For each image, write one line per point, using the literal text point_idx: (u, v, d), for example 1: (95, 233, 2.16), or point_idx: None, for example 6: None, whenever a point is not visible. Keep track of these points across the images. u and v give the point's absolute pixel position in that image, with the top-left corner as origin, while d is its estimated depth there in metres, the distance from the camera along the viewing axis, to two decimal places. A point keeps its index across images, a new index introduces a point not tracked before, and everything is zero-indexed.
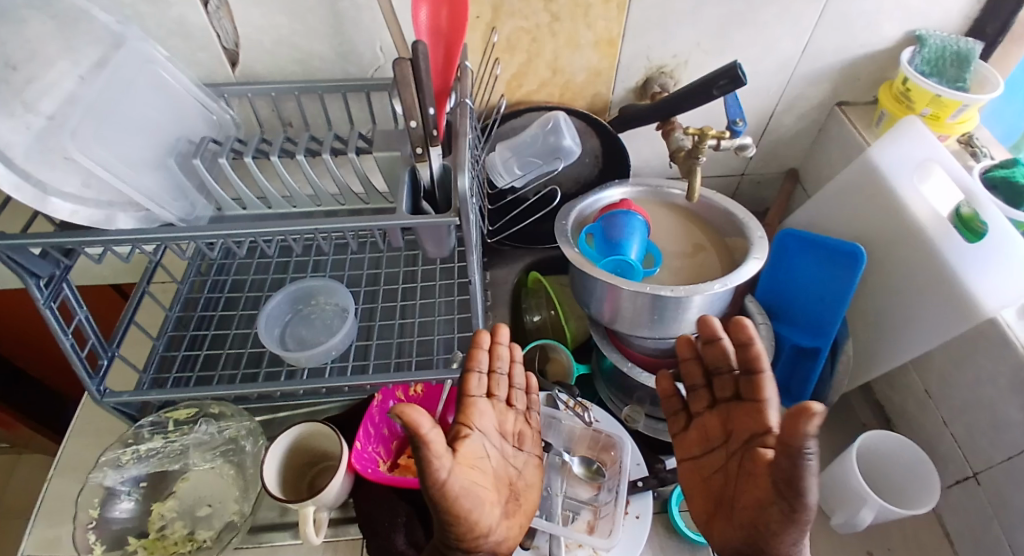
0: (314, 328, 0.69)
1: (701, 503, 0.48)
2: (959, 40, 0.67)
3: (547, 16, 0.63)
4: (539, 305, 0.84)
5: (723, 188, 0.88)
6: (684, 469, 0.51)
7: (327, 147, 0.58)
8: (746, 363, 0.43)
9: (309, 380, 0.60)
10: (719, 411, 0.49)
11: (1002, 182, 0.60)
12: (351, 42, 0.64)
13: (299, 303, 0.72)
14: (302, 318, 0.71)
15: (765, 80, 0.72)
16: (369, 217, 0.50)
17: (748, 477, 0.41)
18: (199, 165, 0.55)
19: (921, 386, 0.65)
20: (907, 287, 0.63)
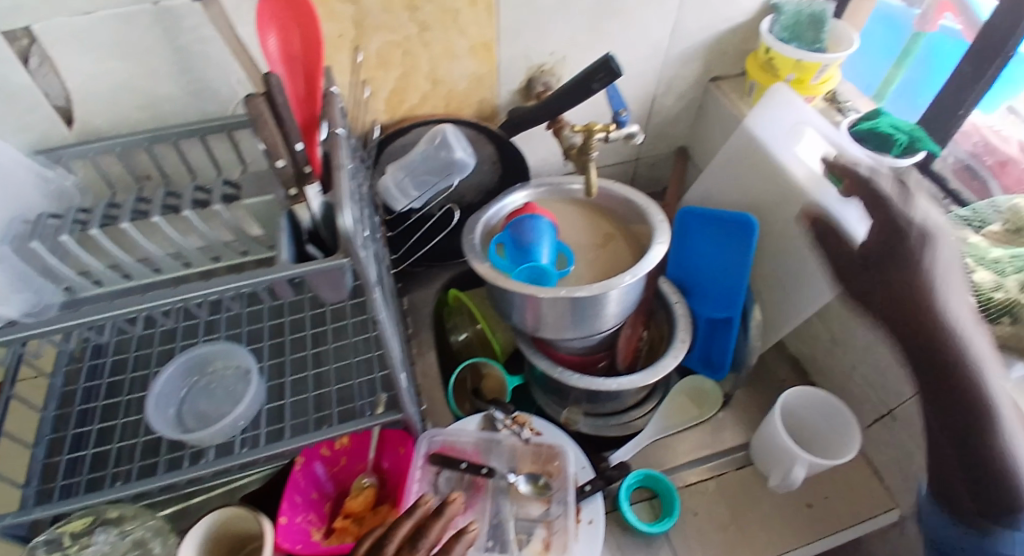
0: (214, 399, 0.63)
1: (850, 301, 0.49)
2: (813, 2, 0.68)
3: (415, 27, 0.60)
4: (463, 323, 0.81)
5: (621, 174, 0.91)
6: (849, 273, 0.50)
7: (186, 201, 0.51)
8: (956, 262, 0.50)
9: (218, 463, 0.55)
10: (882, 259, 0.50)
11: (869, 133, 0.64)
12: (203, 79, 0.58)
13: (194, 372, 0.66)
14: (201, 389, 0.64)
15: (643, 65, 0.73)
16: (248, 272, 0.44)
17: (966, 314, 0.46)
18: (38, 249, 0.47)
19: (827, 335, 0.69)
20: (796, 245, 0.66)
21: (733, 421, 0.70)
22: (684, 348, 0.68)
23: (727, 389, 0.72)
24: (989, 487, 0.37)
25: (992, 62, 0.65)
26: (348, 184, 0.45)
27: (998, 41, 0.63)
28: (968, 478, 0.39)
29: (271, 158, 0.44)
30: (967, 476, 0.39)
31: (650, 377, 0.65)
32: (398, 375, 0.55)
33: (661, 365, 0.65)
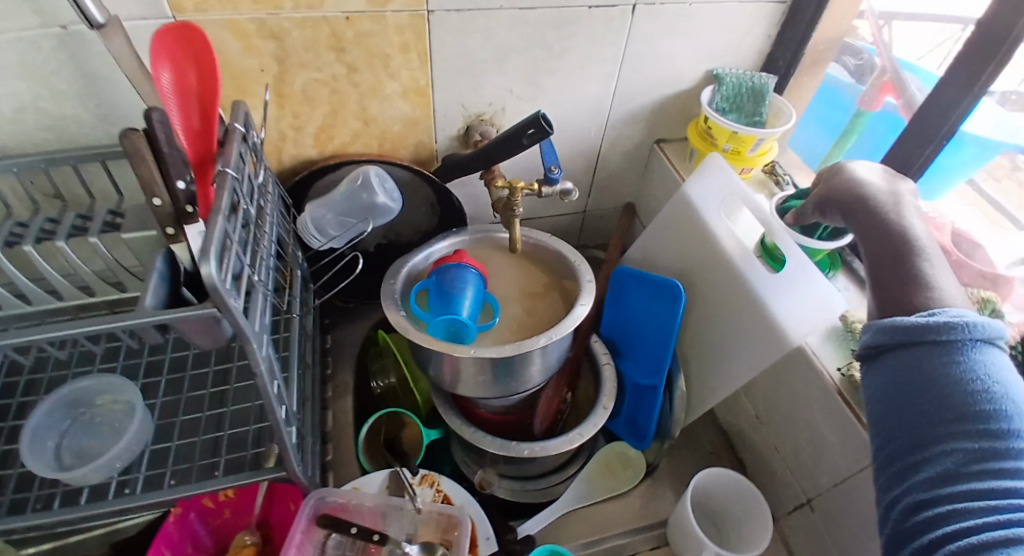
0: (97, 436, 0.58)
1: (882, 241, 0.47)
2: (755, 74, 0.71)
3: (342, 67, 0.59)
4: (384, 369, 0.78)
5: (569, 225, 0.91)
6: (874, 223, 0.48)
7: (61, 231, 0.50)
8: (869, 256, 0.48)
9: (84, 507, 0.49)
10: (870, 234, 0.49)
11: (794, 212, 0.64)
12: (115, 103, 0.55)
13: (79, 405, 0.60)
14: (84, 425, 0.59)
15: (583, 121, 0.74)
16: (110, 316, 0.40)
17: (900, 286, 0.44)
18: None
19: (752, 410, 0.67)
20: (721, 314, 0.64)
21: (652, 494, 0.67)
22: (604, 416, 0.63)
23: (651, 458, 0.69)
24: (908, 282, 0.43)
25: (932, 140, 0.63)
26: (224, 225, 0.41)
27: (932, 121, 0.62)
28: (894, 283, 0.44)
29: (145, 196, 0.41)
30: (894, 274, 0.44)
31: (566, 445, 0.61)
32: (280, 425, 0.50)
33: (578, 433, 0.61)
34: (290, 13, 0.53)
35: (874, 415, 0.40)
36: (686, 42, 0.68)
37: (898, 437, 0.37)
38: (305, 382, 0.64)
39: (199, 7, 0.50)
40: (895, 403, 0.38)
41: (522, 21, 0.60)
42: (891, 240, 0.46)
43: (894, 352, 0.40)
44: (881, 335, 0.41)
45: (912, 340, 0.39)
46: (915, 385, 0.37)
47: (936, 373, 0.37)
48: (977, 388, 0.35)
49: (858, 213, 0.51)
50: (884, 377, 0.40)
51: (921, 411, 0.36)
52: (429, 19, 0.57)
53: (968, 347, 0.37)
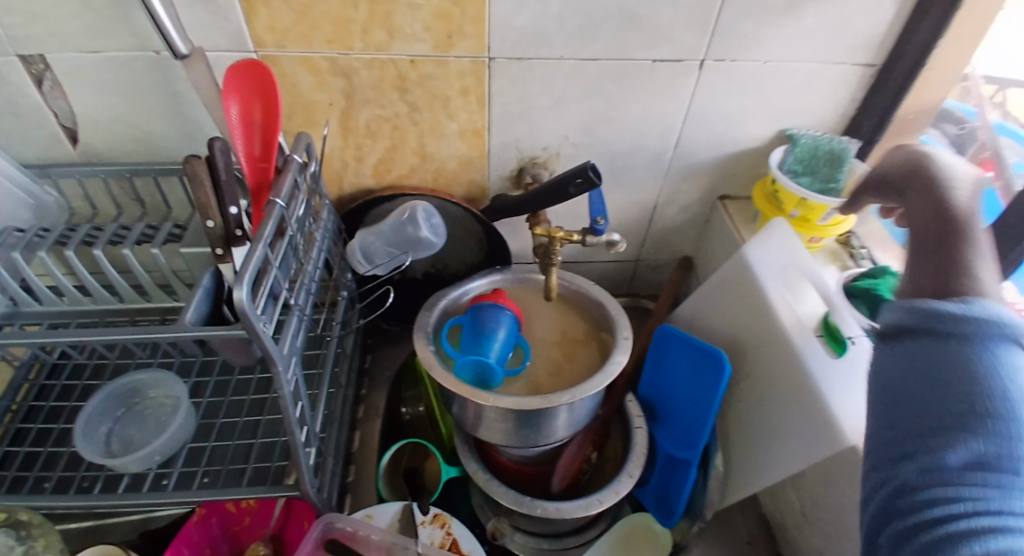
0: (144, 426, 0.62)
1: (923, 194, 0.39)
2: (835, 138, 0.66)
3: (404, 105, 0.61)
4: (417, 397, 0.80)
5: (620, 273, 0.88)
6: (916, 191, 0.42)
7: (129, 237, 0.56)
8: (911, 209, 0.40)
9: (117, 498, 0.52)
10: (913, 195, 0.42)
11: (863, 291, 0.58)
12: (196, 123, 0.60)
13: (135, 395, 0.64)
14: (136, 414, 0.63)
15: (641, 172, 0.72)
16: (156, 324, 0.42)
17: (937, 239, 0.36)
18: (15, 258, 0.53)
19: (798, 504, 0.60)
20: (772, 395, 0.58)
21: None
22: (628, 485, 0.59)
23: (679, 538, 0.63)
24: (947, 260, 0.34)
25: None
26: (264, 250, 0.43)
27: None
28: (931, 257, 0.35)
29: (201, 218, 0.44)
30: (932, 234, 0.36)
31: (584, 511, 0.57)
32: (299, 444, 0.51)
33: (597, 499, 0.57)
34: (360, 54, 0.56)
35: (875, 402, 0.34)
36: (757, 102, 0.65)
37: (895, 428, 0.31)
38: (333, 403, 0.65)
39: (277, 44, 0.54)
40: (896, 394, 0.32)
41: (582, 71, 0.60)
42: (933, 206, 0.37)
43: (909, 333, 0.33)
44: (899, 313, 0.34)
45: (929, 328, 0.31)
46: (920, 377, 0.30)
47: (950, 365, 0.29)
48: (992, 387, 0.27)
49: (921, 181, 0.40)
50: (893, 363, 0.33)
51: (921, 406, 0.30)
52: (489, 65, 0.58)
53: (998, 339, 0.29)
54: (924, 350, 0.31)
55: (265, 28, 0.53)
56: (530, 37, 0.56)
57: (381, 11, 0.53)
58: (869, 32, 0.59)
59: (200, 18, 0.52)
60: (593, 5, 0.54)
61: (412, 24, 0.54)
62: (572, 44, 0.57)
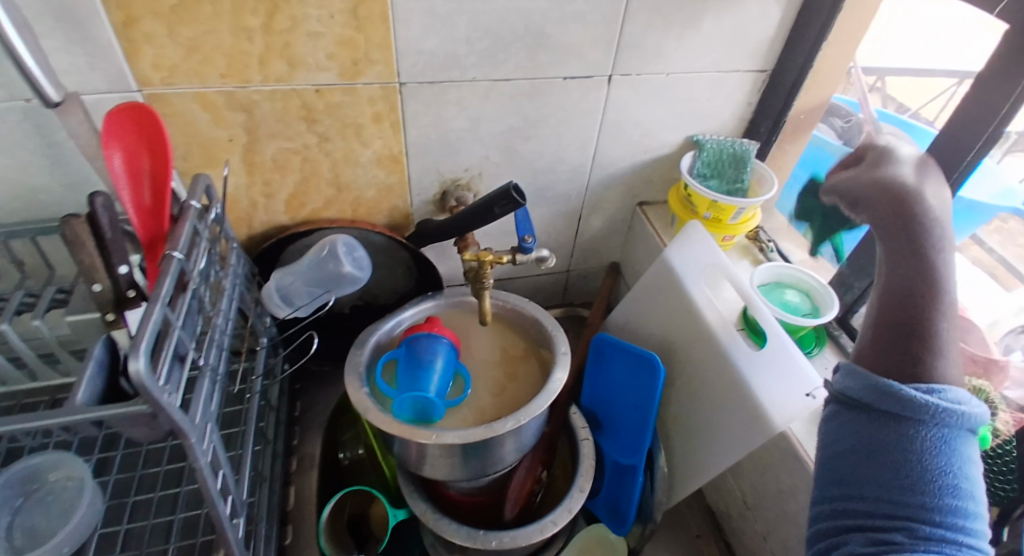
0: (48, 513, 0.52)
1: (911, 277, 0.40)
2: (737, 140, 0.71)
3: (314, 136, 0.58)
4: (354, 439, 0.76)
5: (553, 284, 0.89)
6: (905, 246, 0.42)
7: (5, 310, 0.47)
8: (896, 279, 0.41)
9: None
10: (902, 256, 0.42)
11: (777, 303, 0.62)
12: (82, 174, 0.53)
13: (34, 480, 0.54)
14: (37, 502, 0.53)
15: (563, 186, 0.73)
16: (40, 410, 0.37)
17: (907, 328, 0.38)
18: None
19: (739, 494, 0.63)
20: (703, 393, 0.61)
21: None
22: (581, 500, 0.59)
23: (633, 543, 0.64)
24: (910, 337, 0.38)
25: None
26: (161, 314, 0.38)
27: None
28: (900, 331, 0.39)
29: (86, 281, 0.40)
30: (905, 326, 0.38)
31: (538, 535, 0.56)
32: (224, 519, 0.46)
33: (551, 520, 0.56)
34: (259, 87, 0.53)
35: (825, 465, 0.39)
36: (665, 112, 0.68)
37: (847, 498, 0.36)
38: (261, 461, 0.61)
39: (166, 81, 0.50)
40: (850, 464, 0.36)
41: (497, 93, 0.60)
42: (918, 297, 0.39)
43: (869, 411, 0.37)
44: (860, 385, 0.38)
45: (888, 405, 0.36)
46: (875, 454, 0.35)
47: (903, 450, 0.34)
48: (943, 476, 0.32)
49: (890, 239, 0.44)
50: (848, 433, 0.38)
51: (874, 483, 0.34)
52: (400, 91, 0.57)
53: (950, 432, 0.34)
54: (888, 435, 0.35)
55: (151, 66, 0.48)
56: (441, 61, 0.56)
57: (279, 41, 0.50)
58: (756, 44, 0.64)
59: (77, 62, 0.46)
60: (502, 28, 0.54)
61: (314, 53, 0.51)
62: (484, 66, 0.57)
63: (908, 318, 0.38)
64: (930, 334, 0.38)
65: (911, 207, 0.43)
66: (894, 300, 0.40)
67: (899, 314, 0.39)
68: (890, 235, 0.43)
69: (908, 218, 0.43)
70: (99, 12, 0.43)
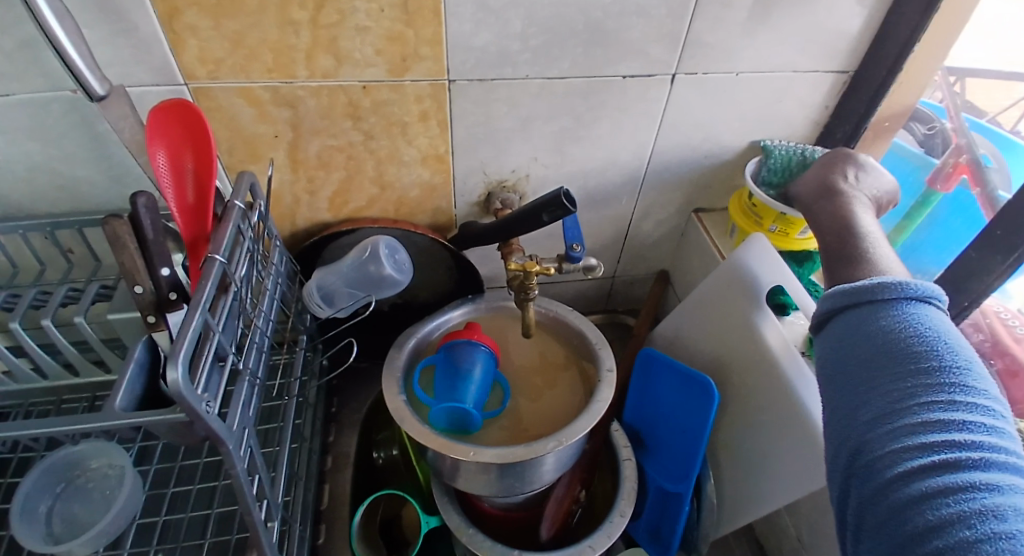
0: (88, 502, 0.49)
1: (836, 225, 0.48)
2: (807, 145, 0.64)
3: (358, 134, 0.56)
4: (390, 440, 0.75)
5: (596, 291, 0.86)
6: (828, 208, 0.51)
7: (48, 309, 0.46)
8: (828, 231, 0.49)
9: None
10: (826, 215, 0.50)
11: None
12: (125, 166, 0.52)
13: (75, 467, 0.51)
14: (77, 490, 0.50)
15: (614, 190, 0.69)
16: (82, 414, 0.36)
17: (847, 255, 0.44)
18: None
19: (794, 532, 0.59)
20: (761, 421, 0.56)
21: None
22: (621, 525, 0.56)
23: None
24: (847, 261, 0.44)
25: None
26: (201, 318, 0.37)
27: None
28: (840, 260, 0.45)
29: (127, 283, 0.39)
30: (841, 255, 0.45)
31: None
32: (257, 526, 0.45)
33: (589, 544, 0.53)
34: (304, 82, 0.51)
35: (823, 382, 0.39)
36: (731, 113, 0.63)
37: (853, 393, 0.36)
38: (297, 460, 0.60)
39: (210, 75, 0.48)
40: (844, 362, 0.37)
41: (549, 91, 0.56)
42: (842, 236, 0.47)
43: (843, 314, 0.40)
44: (830, 298, 0.42)
45: (857, 298, 0.39)
46: (862, 340, 0.37)
47: (880, 328, 0.36)
48: (918, 331, 0.35)
49: (817, 209, 0.52)
50: (831, 340, 0.40)
51: (869, 365, 0.35)
52: (449, 88, 0.54)
53: (912, 303, 0.37)
54: (863, 319, 0.38)
55: (195, 59, 0.47)
56: (493, 58, 0.52)
57: (325, 35, 0.48)
58: (839, 40, 0.58)
59: (121, 54, 0.45)
60: (558, 23, 0.51)
61: (361, 48, 0.49)
62: (537, 63, 0.54)
63: (841, 249, 0.45)
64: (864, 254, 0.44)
65: (828, 180, 0.53)
66: (829, 245, 0.48)
67: (837, 250, 0.46)
68: (817, 206, 0.52)
69: (827, 189, 0.52)
70: (143, 2, 0.42)
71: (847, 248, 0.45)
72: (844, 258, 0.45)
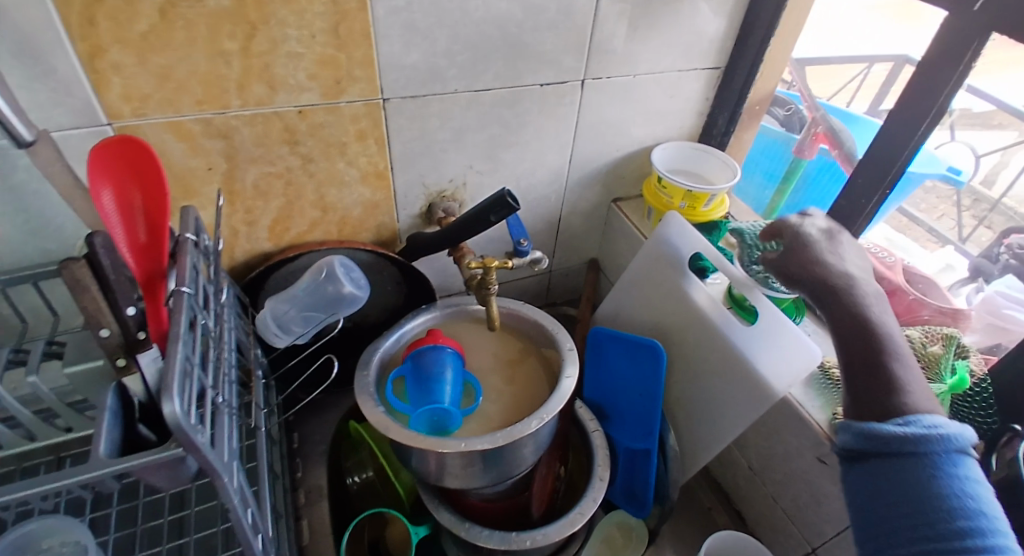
0: None
1: (860, 343, 0.46)
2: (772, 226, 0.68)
3: (297, 158, 0.57)
4: (361, 463, 0.73)
5: (536, 287, 0.91)
6: (843, 321, 0.48)
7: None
8: (848, 349, 0.47)
9: None
10: (841, 325, 0.48)
11: None
12: (44, 217, 0.49)
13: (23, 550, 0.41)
14: None
15: (544, 189, 0.76)
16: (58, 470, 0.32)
17: (874, 384, 0.45)
18: None
19: (745, 463, 0.68)
20: (705, 370, 0.64)
21: None
22: (603, 488, 0.60)
23: (652, 523, 0.67)
24: (879, 391, 0.44)
25: (879, 188, 0.65)
26: (181, 352, 0.35)
27: (886, 158, 0.63)
28: (867, 382, 0.45)
29: (90, 328, 0.37)
30: (869, 380, 0.45)
31: (569, 528, 0.56)
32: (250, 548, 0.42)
33: (579, 511, 0.57)
34: (238, 111, 0.51)
35: (855, 517, 0.43)
36: (633, 112, 0.72)
37: (893, 551, 0.39)
38: (276, 498, 0.57)
39: (137, 112, 0.47)
40: (881, 515, 0.41)
41: (478, 102, 0.61)
42: (871, 358, 0.45)
43: (874, 458, 0.43)
44: (855, 437, 0.44)
45: (888, 447, 0.42)
46: (899, 502, 0.40)
47: (911, 485, 0.40)
48: (951, 500, 0.38)
49: (834, 313, 0.49)
50: (865, 483, 0.43)
51: (910, 528, 0.39)
52: (384, 106, 0.57)
53: (942, 460, 0.40)
54: (902, 483, 0.40)
55: (120, 97, 0.46)
56: (423, 75, 0.56)
57: (258, 64, 0.49)
58: (708, 43, 0.69)
59: (39, 98, 0.43)
60: (481, 40, 0.56)
61: (295, 74, 0.51)
62: (465, 77, 0.58)
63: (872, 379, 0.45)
64: (892, 381, 0.44)
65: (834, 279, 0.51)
66: (855, 367, 0.46)
67: (863, 373, 0.46)
68: (827, 311, 0.50)
69: (833, 295, 0.50)
70: (64, 44, 0.41)
71: (879, 376, 0.44)
72: (872, 387, 0.45)
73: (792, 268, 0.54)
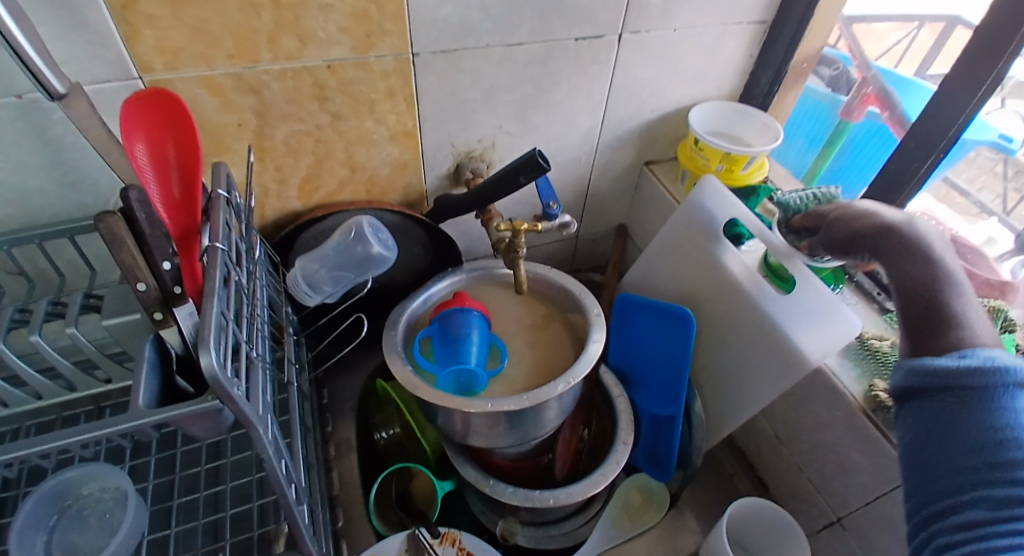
0: (86, 530, 0.44)
1: (915, 282, 0.44)
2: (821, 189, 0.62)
3: (326, 116, 0.56)
4: (389, 419, 0.75)
5: (562, 252, 0.90)
6: (896, 266, 0.46)
7: (35, 324, 0.44)
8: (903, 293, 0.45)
9: None
10: (895, 270, 0.46)
11: None
12: (81, 171, 0.50)
13: (65, 497, 0.46)
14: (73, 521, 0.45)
15: (574, 151, 0.73)
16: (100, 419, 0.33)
17: (931, 324, 0.43)
18: None
19: (772, 432, 0.67)
20: (736, 339, 0.63)
21: (678, 524, 0.67)
22: (626, 452, 0.60)
23: (674, 488, 0.67)
24: (934, 330, 0.42)
25: (930, 154, 0.61)
26: (217, 307, 0.35)
27: (939, 124, 0.58)
28: (923, 323, 0.43)
29: (129, 281, 0.37)
30: (923, 320, 0.43)
31: (592, 489, 0.57)
32: (283, 496, 0.43)
33: (602, 473, 0.58)
34: (269, 66, 0.50)
35: (906, 456, 0.42)
36: (671, 70, 0.69)
37: (938, 486, 0.38)
38: (309, 450, 0.60)
39: (169, 66, 0.47)
40: (930, 451, 0.39)
41: (511, 59, 0.59)
42: (926, 298, 0.44)
43: (928, 395, 0.41)
44: (909, 375, 0.42)
45: (941, 381, 0.40)
46: (948, 435, 0.38)
47: (965, 418, 0.38)
48: (1004, 432, 0.35)
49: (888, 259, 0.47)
50: (917, 421, 0.41)
51: (957, 461, 0.37)
52: (414, 62, 0.55)
53: (1004, 393, 0.37)
54: (954, 416, 0.38)
55: (152, 50, 0.45)
56: (456, 29, 0.54)
57: (289, 16, 0.47)
58: None
59: (74, 50, 0.42)
60: None
61: (325, 27, 0.49)
62: (498, 31, 0.56)
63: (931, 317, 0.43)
64: (952, 319, 0.42)
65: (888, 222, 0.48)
66: (910, 310, 0.45)
67: (919, 314, 0.44)
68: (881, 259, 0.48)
69: (885, 239, 0.48)
70: None
71: (936, 315, 0.43)
72: (928, 328, 0.43)
73: (838, 222, 0.52)
